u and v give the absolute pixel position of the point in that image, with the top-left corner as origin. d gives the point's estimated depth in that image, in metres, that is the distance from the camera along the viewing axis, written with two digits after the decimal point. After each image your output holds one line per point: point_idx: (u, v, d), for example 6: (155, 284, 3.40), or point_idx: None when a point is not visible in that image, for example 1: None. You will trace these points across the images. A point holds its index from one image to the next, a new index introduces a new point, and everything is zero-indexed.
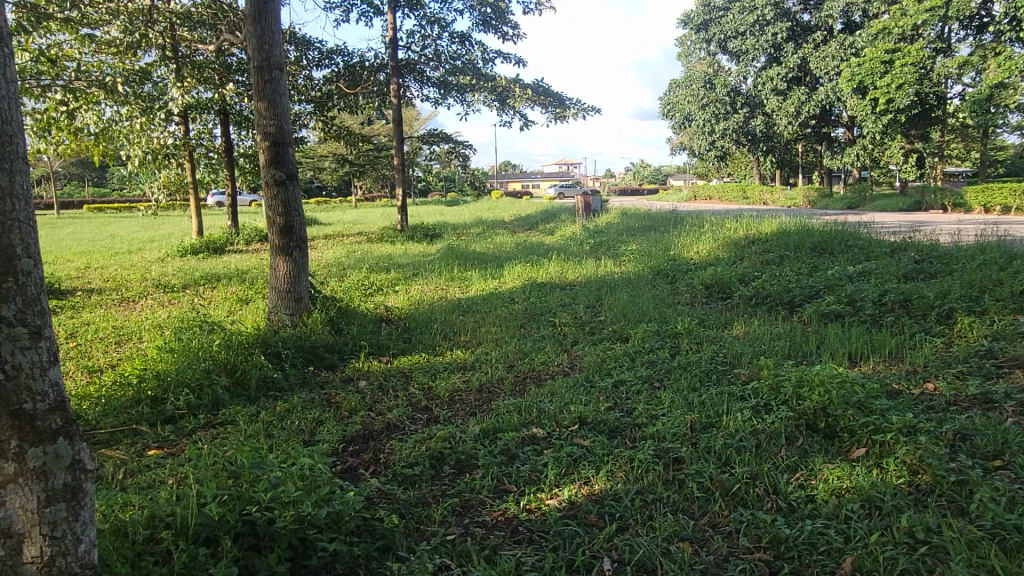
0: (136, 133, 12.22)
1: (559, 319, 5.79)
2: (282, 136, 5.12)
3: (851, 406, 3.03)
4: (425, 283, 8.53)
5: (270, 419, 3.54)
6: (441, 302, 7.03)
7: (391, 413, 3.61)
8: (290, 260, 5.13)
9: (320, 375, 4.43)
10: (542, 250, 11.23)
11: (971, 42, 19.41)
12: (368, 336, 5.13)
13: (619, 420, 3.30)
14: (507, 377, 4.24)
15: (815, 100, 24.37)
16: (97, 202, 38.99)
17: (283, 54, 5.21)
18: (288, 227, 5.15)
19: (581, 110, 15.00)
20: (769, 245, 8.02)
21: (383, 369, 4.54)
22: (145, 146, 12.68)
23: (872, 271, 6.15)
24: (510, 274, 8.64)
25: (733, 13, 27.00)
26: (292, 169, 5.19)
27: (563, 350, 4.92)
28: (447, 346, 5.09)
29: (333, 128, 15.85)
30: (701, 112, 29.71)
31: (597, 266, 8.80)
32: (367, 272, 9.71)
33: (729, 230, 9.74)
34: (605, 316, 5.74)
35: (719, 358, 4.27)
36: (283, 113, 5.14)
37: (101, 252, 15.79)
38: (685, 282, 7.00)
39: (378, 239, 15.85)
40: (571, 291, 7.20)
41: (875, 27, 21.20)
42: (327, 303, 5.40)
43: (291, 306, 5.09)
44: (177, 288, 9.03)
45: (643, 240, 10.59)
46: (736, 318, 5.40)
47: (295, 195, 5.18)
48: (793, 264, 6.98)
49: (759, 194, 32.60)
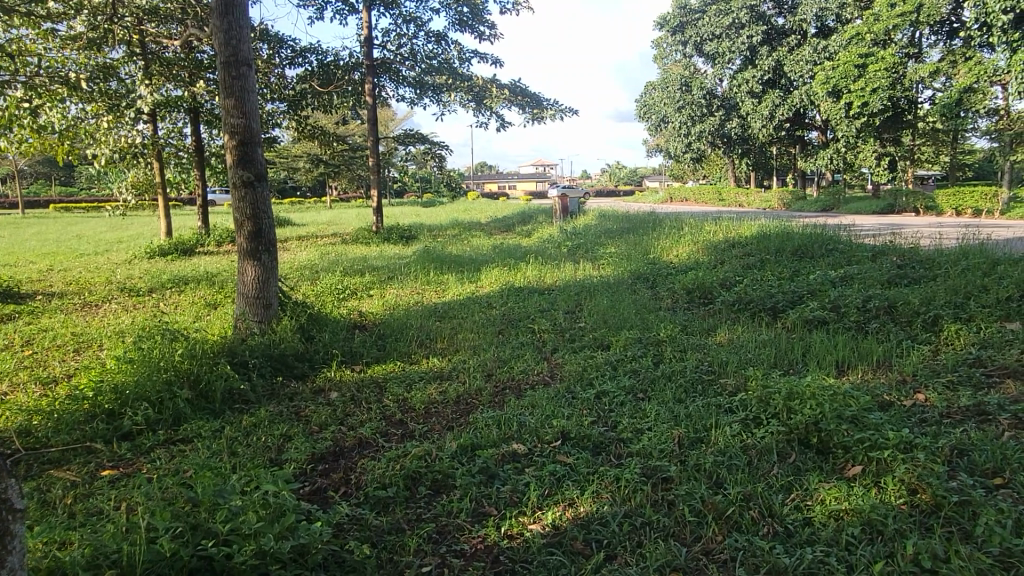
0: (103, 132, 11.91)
1: (539, 325, 5.64)
2: (250, 135, 4.93)
3: (844, 421, 2.91)
4: (401, 287, 8.34)
5: (234, 435, 3.34)
6: (417, 307, 6.86)
7: (363, 428, 3.43)
8: (258, 265, 4.93)
9: (289, 386, 4.24)
10: (520, 252, 11.10)
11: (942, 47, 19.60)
12: (340, 343, 4.95)
13: (603, 435, 3.15)
14: (486, 387, 4.08)
15: (789, 103, 24.51)
16: (65, 202, 38.21)
17: (251, 49, 5.02)
18: (256, 231, 4.95)
19: (559, 111, 14.88)
20: (749, 248, 7.95)
21: (356, 379, 4.36)
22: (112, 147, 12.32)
23: (854, 276, 6.08)
24: (487, 278, 8.48)
25: (709, 16, 27.09)
26: (261, 170, 4.99)
27: (543, 358, 4.77)
28: (423, 354, 4.92)
29: (307, 127, 15.57)
30: (676, 115, 29.81)
31: (576, 270, 8.67)
32: (341, 275, 9.49)
33: (707, 233, 9.67)
34: (585, 322, 5.61)
35: (704, 367, 4.14)
36: (251, 111, 4.95)
37: (66, 253, 15.38)
38: (666, 287, 6.90)
39: (353, 240, 15.61)
40: (549, 296, 7.06)
41: (848, 32, 21.37)
42: (298, 309, 5.20)
43: (259, 313, 4.88)
44: (144, 293, 8.76)
45: (622, 243, 10.48)
46: (719, 325, 5.29)
47: (263, 196, 4.99)
48: (775, 268, 6.91)
49: (735, 196, 32.76)
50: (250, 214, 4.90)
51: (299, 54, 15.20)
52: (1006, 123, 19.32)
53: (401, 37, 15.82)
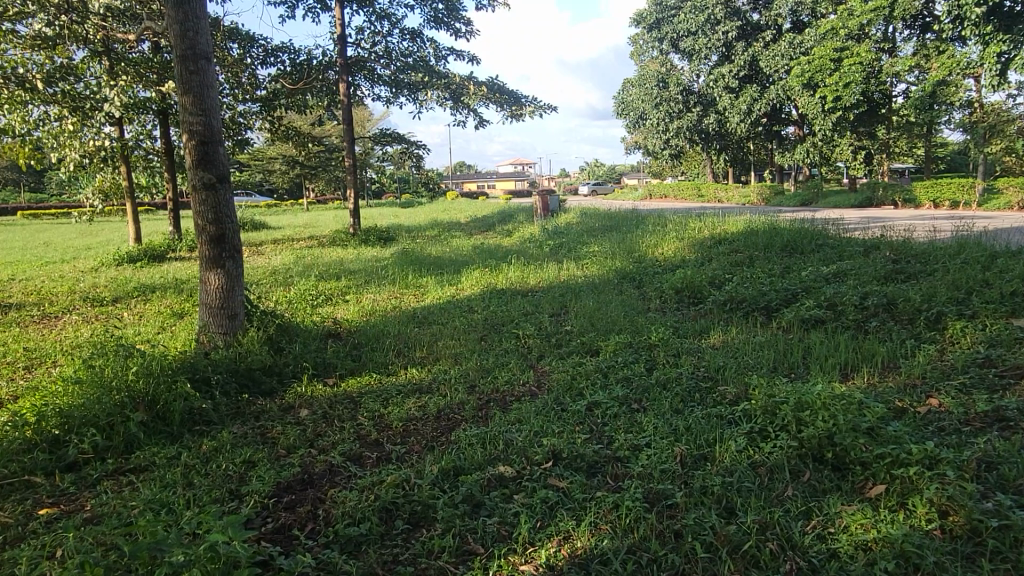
0: (66, 137, 11.52)
1: (523, 330, 5.35)
2: (210, 133, 4.62)
3: (863, 433, 2.65)
4: (378, 291, 8.01)
5: (192, 463, 3.04)
6: (395, 313, 6.55)
7: (335, 452, 3.13)
8: (223, 272, 4.61)
9: (256, 404, 3.93)
10: (501, 253, 10.82)
11: (914, 41, 19.58)
12: (312, 355, 4.63)
13: (597, 453, 2.88)
14: (469, 400, 3.80)
15: (766, 98, 24.44)
16: (35, 208, 37.46)
17: (209, 43, 4.72)
18: (219, 236, 4.62)
19: (537, 109, 14.60)
20: (737, 244, 7.73)
21: (329, 395, 4.05)
22: (77, 147, 11.86)
23: (847, 272, 5.87)
24: (468, 280, 8.18)
25: (684, 12, 26.97)
26: (223, 171, 4.68)
27: (529, 366, 4.49)
28: (401, 365, 4.61)
29: (280, 128, 15.19)
30: (654, 111, 29.66)
31: (559, 270, 8.40)
32: (316, 280, 9.18)
33: (692, 231, 9.44)
34: (572, 326, 5.33)
35: (700, 373, 3.89)
36: (211, 108, 4.64)
37: (32, 262, 14.89)
38: (654, 286, 6.66)
39: (330, 243, 15.25)
40: (533, 298, 6.77)
41: (823, 27, 21.34)
42: (266, 319, 4.88)
43: (224, 323, 4.55)
44: (108, 303, 8.38)
45: (605, 241, 10.22)
46: (712, 326, 5.04)
47: (227, 199, 4.68)
48: (764, 265, 6.69)
49: (714, 192, 32.72)
50: (212, 218, 4.58)
51: (271, 54, 14.85)
52: (980, 115, 19.36)
53: (375, 35, 15.49)
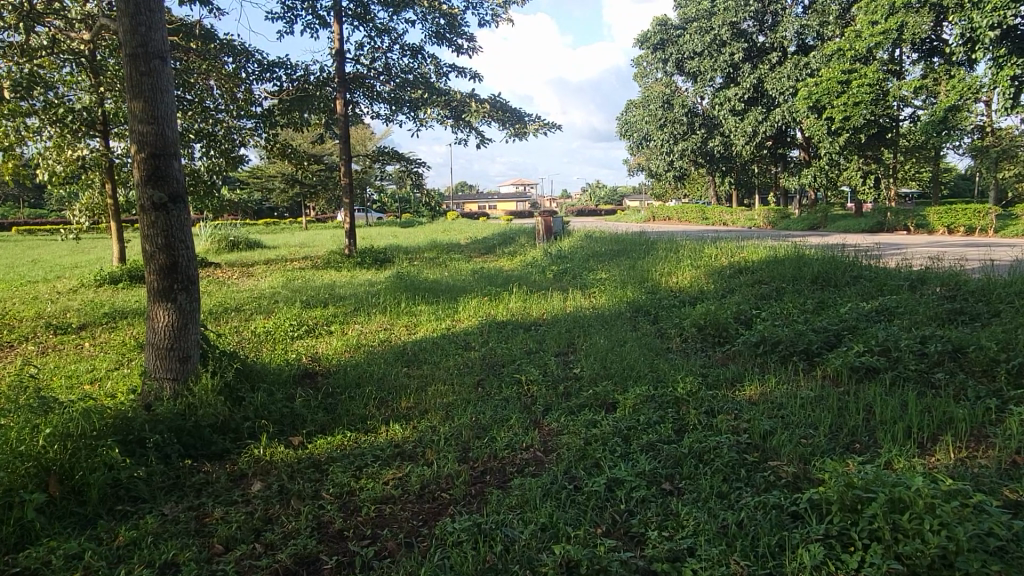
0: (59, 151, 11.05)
1: (527, 374, 4.66)
2: (164, 144, 3.97)
3: (992, 557, 1.97)
4: (368, 321, 7.29)
5: (97, 568, 2.34)
6: (384, 349, 5.84)
7: (282, 554, 2.42)
8: (174, 308, 3.92)
9: (199, 473, 3.22)
10: (502, 278, 10.13)
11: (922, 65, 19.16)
12: (278, 408, 3.93)
13: (628, 567, 2.18)
14: (462, 473, 3.08)
15: (771, 120, 23.90)
16: (30, 224, 37.05)
17: (165, 41, 4.07)
18: (172, 264, 3.94)
19: (541, 127, 13.98)
20: (760, 274, 7.07)
21: (291, 462, 3.34)
22: (67, 157, 11.21)
23: (893, 310, 5.19)
24: (466, 310, 7.46)
25: (689, 33, 26.45)
26: (177, 188, 4.02)
27: (533, 424, 3.78)
28: (382, 420, 3.90)
29: (275, 145, 14.58)
30: (658, 133, 29.09)
31: (565, 300, 7.70)
32: (300, 307, 8.50)
33: (708, 258, 8.75)
34: (583, 370, 4.62)
35: (742, 439, 3.18)
36: (165, 116, 3.99)
37: (13, 281, 14.23)
38: (672, 321, 5.98)
39: (324, 265, 14.56)
40: (536, 333, 6.09)
41: (830, 48, 20.85)
42: (227, 360, 4.18)
43: (173, 368, 3.85)
44: (72, 332, 7.68)
45: (614, 268, 9.51)
46: (748, 374, 4.34)
47: (182, 221, 4.01)
48: (794, 298, 6.01)
49: (719, 215, 32.13)
50: (161, 244, 3.90)
51: (267, 69, 14.30)
52: (991, 140, 18.68)
53: (374, 51, 14.96)
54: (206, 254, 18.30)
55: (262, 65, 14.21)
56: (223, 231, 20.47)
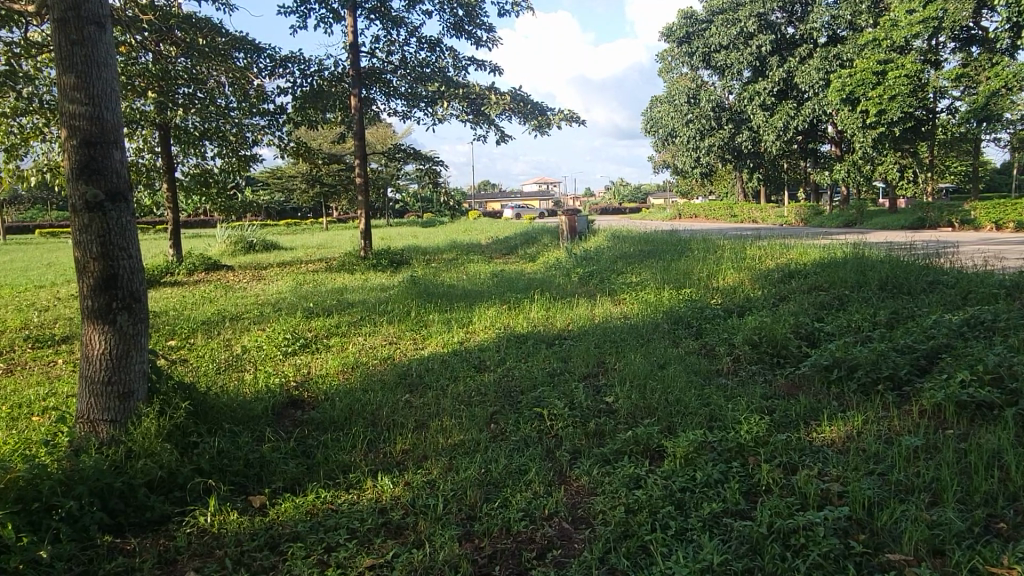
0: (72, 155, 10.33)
1: (551, 405, 3.85)
2: (102, 128, 3.24)
3: None
4: (372, 334, 6.52)
5: None
6: (386, 369, 5.07)
7: None
8: (113, 331, 3.17)
9: (120, 557, 2.47)
10: (522, 282, 9.32)
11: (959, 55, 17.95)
12: (242, 456, 3.19)
13: None
14: (461, 563, 2.29)
15: (802, 114, 22.82)
16: (55, 226, 36.98)
17: (104, 3, 3.31)
18: (111, 277, 3.18)
19: (565, 121, 13.09)
20: (817, 279, 6.18)
21: (242, 538, 2.57)
22: None
23: (992, 325, 4.30)
24: (482, 321, 6.66)
25: (714, 26, 25.39)
26: (118, 184, 3.27)
27: (557, 480, 2.98)
28: (368, 471, 3.12)
29: (289, 143, 13.90)
30: (684, 129, 28.09)
31: (593, 309, 6.87)
32: (302, 316, 7.76)
33: (751, 260, 7.87)
34: (618, 402, 3.79)
35: (841, 513, 2.35)
36: (101, 97, 3.24)
37: (17, 285, 13.69)
38: (720, 335, 5.14)
39: (337, 267, 13.84)
40: (563, 349, 5.28)
41: (865, 38, 19.75)
42: (184, 394, 3.43)
43: (110, 407, 3.11)
44: (51, 345, 7.00)
45: (646, 270, 8.66)
46: (825, 410, 3.49)
47: (123, 225, 3.26)
48: (863, 308, 5.15)
49: (750, 212, 31.03)
50: (96, 254, 3.15)
51: (279, 65, 13.65)
52: None
53: (391, 44, 14.23)
54: (220, 257, 17.70)
55: (274, 60, 13.55)
56: (240, 232, 19.91)
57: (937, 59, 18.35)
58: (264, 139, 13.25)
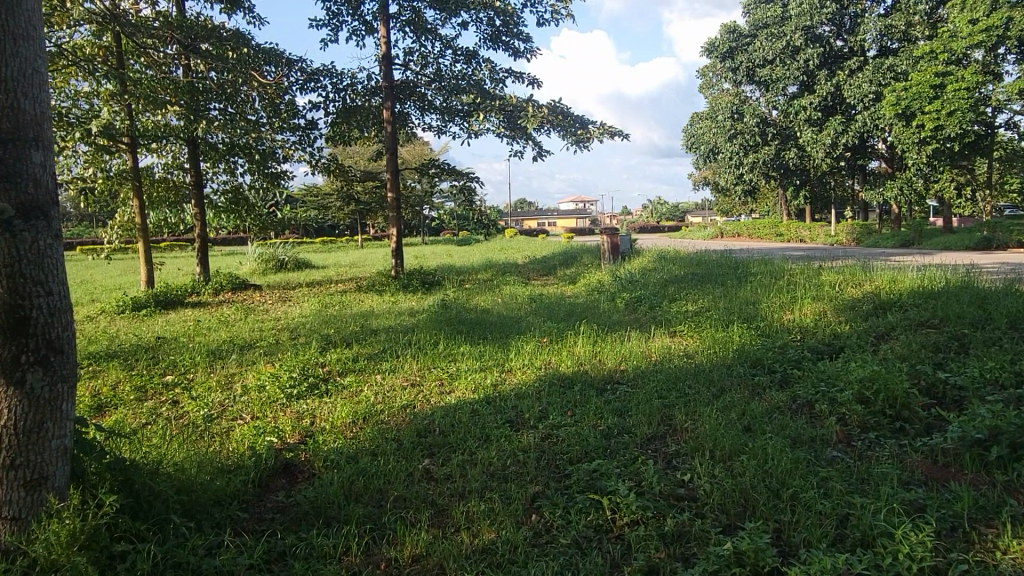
0: None
1: (614, 488, 2.90)
2: (16, 122, 2.41)
3: None
4: (393, 372, 5.64)
5: None
6: (405, 421, 4.17)
7: None
8: (19, 396, 2.32)
9: None
10: (563, 309, 8.41)
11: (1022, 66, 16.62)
12: (189, 570, 2.32)
13: None
14: None
15: (851, 130, 21.51)
16: (84, 238, 36.63)
17: None
18: (19, 320, 2.33)
19: (607, 133, 12.12)
20: (923, 313, 5.15)
21: None
22: None
23: None
24: (520, 358, 5.73)
25: (759, 40, 24.25)
26: (36, 195, 2.44)
27: None
28: None
29: (320, 159, 13.22)
30: (727, 145, 26.96)
31: (646, 344, 5.89)
32: (320, 347, 6.95)
33: (829, 287, 6.83)
34: (704, 488, 2.84)
35: None
36: (13, 74, 2.42)
37: None
38: (816, 384, 4.16)
39: (367, 288, 13.10)
40: (619, 399, 4.34)
41: (921, 50, 18.47)
42: (122, 475, 2.57)
43: (8, 501, 2.26)
44: None
45: (705, 297, 7.71)
46: (1001, 511, 2.50)
47: (41, 249, 2.42)
48: (997, 353, 4.14)
49: (798, 230, 29.69)
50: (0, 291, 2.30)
51: (310, 78, 13.02)
52: None
53: (425, 57, 13.52)
54: (249, 276, 17.10)
55: (306, 75, 12.91)
56: (272, 249, 19.40)
57: (997, 71, 17.06)
58: (294, 155, 12.56)
